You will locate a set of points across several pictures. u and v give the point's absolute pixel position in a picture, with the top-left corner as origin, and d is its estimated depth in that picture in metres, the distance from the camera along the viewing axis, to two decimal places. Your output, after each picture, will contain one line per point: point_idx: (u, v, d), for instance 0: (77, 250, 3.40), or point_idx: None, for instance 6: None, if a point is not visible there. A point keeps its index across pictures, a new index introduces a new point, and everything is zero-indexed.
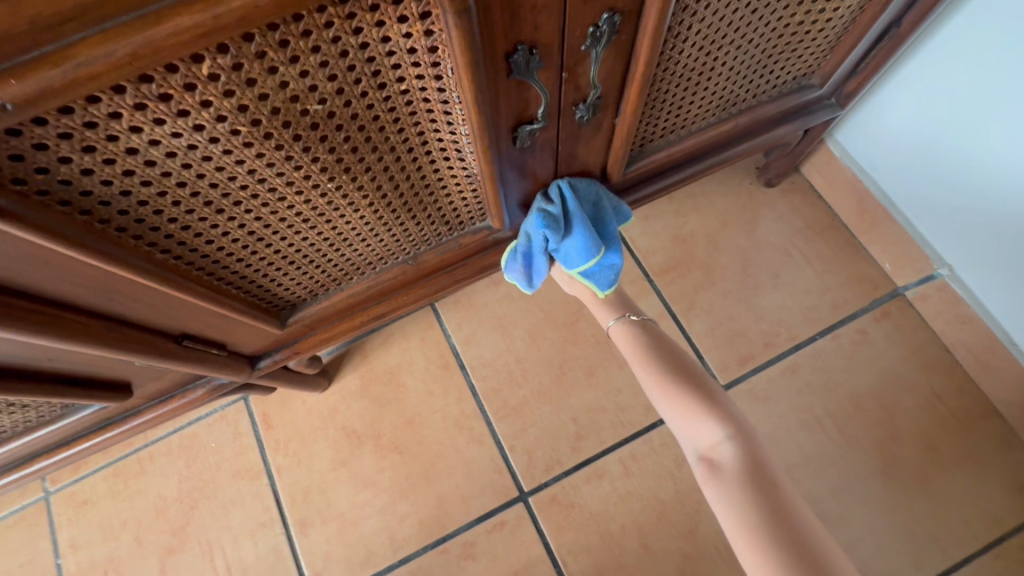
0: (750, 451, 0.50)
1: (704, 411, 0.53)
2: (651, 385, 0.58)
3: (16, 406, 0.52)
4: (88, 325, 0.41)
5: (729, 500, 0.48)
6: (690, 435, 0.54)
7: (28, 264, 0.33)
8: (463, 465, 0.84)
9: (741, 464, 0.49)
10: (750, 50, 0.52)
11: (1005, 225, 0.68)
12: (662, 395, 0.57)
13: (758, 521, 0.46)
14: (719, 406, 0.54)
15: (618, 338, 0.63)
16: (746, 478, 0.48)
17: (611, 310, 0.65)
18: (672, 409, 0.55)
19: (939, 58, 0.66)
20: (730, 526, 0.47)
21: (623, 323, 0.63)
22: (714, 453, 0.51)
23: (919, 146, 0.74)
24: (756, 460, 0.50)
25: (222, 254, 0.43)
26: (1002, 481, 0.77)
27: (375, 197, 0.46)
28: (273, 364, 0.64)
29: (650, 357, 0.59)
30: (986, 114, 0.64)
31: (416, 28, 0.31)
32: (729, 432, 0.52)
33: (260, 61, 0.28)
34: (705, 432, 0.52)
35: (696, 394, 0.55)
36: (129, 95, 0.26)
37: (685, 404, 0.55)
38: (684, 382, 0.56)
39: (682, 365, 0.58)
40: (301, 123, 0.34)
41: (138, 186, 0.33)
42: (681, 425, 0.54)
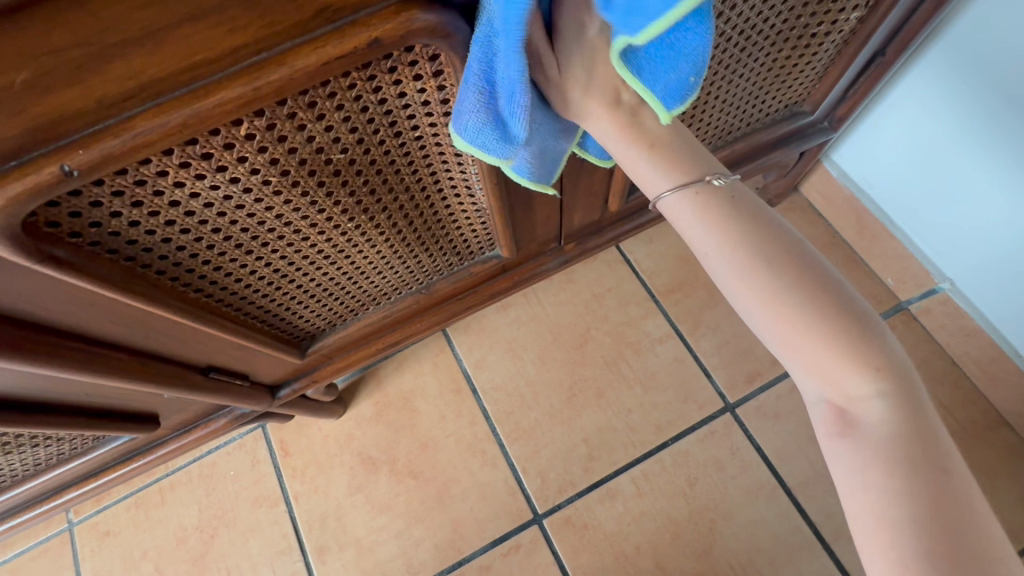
0: (905, 407, 0.33)
1: (847, 349, 0.33)
2: (760, 309, 0.35)
3: (51, 439, 0.54)
4: (126, 361, 0.44)
5: (872, 484, 0.32)
6: (814, 382, 0.34)
7: (76, 304, 0.37)
8: (477, 488, 0.85)
9: (896, 433, 0.32)
10: (742, 83, 0.55)
11: (1013, 238, 0.69)
12: (775, 326, 0.34)
13: (912, 519, 0.31)
14: (868, 337, 0.33)
15: (692, 228, 0.37)
16: (900, 455, 0.32)
17: (662, 168, 0.38)
18: (792, 349, 0.34)
19: (949, 58, 0.65)
20: (865, 518, 0.32)
21: (703, 199, 0.37)
22: (853, 408, 0.33)
23: (920, 159, 0.74)
24: (916, 425, 0.32)
25: (248, 290, 0.46)
26: (1017, 493, 0.77)
27: (391, 233, 0.49)
28: (292, 393, 0.67)
29: (758, 261, 0.35)
30: (994, 121, 0.63)
31: (429, 84, 0.34)
32: (882, 384, 0.33)
33: (290, 121, 0.31)
34: (841, 381, 0.33)
35: (835, 322, 0.33)
36: (176, 156, 0.29)
37: (820, 345, 0.33)
38: (817, 298, 0.33)
39: (815, 278, 0.34)
40: (325, 171, 0.37)
41: (178, 233, 0.35)
42: (803, 368, 0.34)
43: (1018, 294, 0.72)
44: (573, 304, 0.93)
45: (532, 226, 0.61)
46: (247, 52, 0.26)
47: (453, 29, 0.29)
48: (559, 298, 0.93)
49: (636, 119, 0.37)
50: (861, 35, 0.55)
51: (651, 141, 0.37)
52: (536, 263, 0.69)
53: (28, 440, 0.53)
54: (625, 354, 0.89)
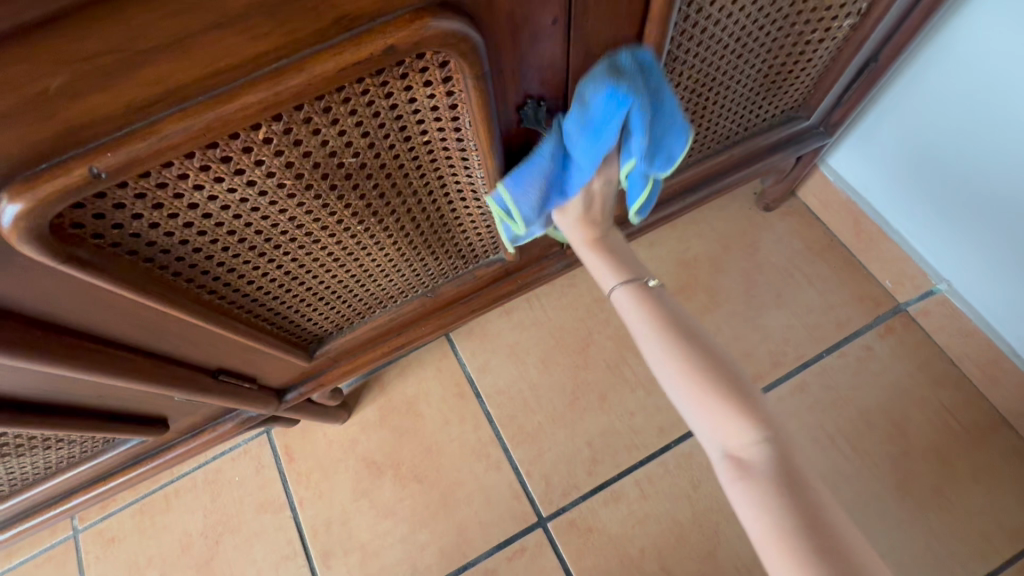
0: (781, 447, 0.40)
1: (729, 399, 0.41)
2: (673, 369, 0.44)
3: (61, 441, 0.55)
4: (140, 362, 0.45)
5: (765, 513, 0.38)
6: (712, 430, 0.42)
7: (94, 306, 0.38)
8: (481, 491, 0.85)
9: (776, 469, 0.39)
10: (739, 89, 0.57)
11: (1008, 239, 0.70)
12: (681, 383, 0.43)
13: (799, 539, 0.36)
14: (745, 393, 0.42)
15: (628, 310, 0.48)
16: (783, 486, 0.38)
17: (614, 270, 0.50)
18: (696, 401, 0.42)
19: (943, 63, 0.66)
20: (763, 544, 0.37)
21: (636, 288, 0.48)
22: (743, 450, 0.40)
23: (916, 162, 0.76)
24: (794, 464, 0.39)
25: (260, 292, 0.47)
26: (1018, 492, 0.78)
27: (399, 236, 0.50)
28: (299, 397, 0.67)
29: (667, 334, 0.46)
30: (986, 124, 0.65)
31: (439, 90, 0.36)
32: (763, 430, 0.40)
33: (306, 126, 0.33)
34: (734, 427, 0.41)
35: (718, 380, 0.43)
36: (197, 159, 0.31)
37: (714, 397, 0.42)
38: (706, 361, 0.43)
39: (706, 349, 0.44)
40: (337, 174, 0.38)
41: (195, 235, 0.36)
42: (702, 419, 0.42)
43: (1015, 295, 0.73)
44: (575, 308, 0.93)
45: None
46: (269, 59, 0.27)
47: (463, 35, 0.30)
48: (561, 302, 0.94)
49: (602, 237, 0.51)
50: (853, 42, 0.57)
51: (604, 252, 0.51)
52: (540, 267, 0.70)
53: (40, 443, 0.53)
54: (627, 356, 0.90)
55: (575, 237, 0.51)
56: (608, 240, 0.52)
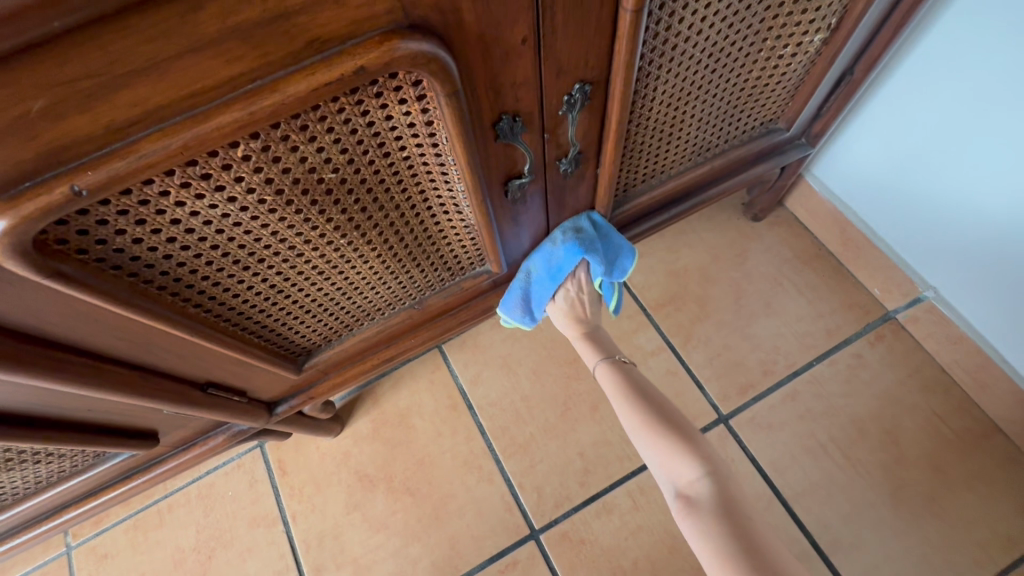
0: (721, 486, 0.52)
1: (680, 449, 0.55)
2: (638, 429, 0.59)
3: (53, 455, 0.56)
4: (128, 376, 0.46)
5: (702, 530, 0.49)
6: (668, 472, 0.55)
7: (81, 320, 0.39)
8: (473, 504, 0.85)
9: (715, 500, 0.50)
10: (715, 102, 0.58)
11: (992, 244, 0.70)
12: (644, 438, 0.58)
13: (729, 552, 0.47)
14: (695, 446, 0.56)
15: (608, 383, 0.66)
16: (717, 510, 0.50)
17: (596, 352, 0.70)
18: (654, 451, 0.57)
19: (924, 72, 0.67)
20: (702, 555, 0.48)
21: (612, 366, 0.67)
22: (691, 487, 0.52)
23: (900, 170, 0.76)
24: (729, 497, 0.51)
25: (246, 305, 0.48)
26: (1013, 500, 0.77)
27: (383, 250, 0.51)
28: (289, 410, 0.68)
29: (636, 402, 0.62)
30: (968, 131, 0.66)
31: (414, 107, 0.37)
32: (706, 471, 0.53)
33: (283, 143, 0.34)
34: (683, 469, 0.54)
35: (674, 437, 0.57)
36: (177, 176, 0.32)
37: (667, 446, 0.56)
38: (666, 424, 0.58)
39: (663, 413, 0.60)
40: (317, 190, 0.39)
41: (178, 250, 0.37)
42: (660, 465, 0.56)
43: (1003, 299, 0.73)
44: None
45: (521, 244, 0.63)
46: (244, 80, 0.29)
47: (433, 55, 0.32)
48: None
49: (588, 328, 0.71)
50: (826, 55, 0.59)
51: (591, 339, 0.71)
52: None
53: (31, 457, 0.54)
54: None
55: (567, 330, 0.72)
56: (595, 332, 0.72)
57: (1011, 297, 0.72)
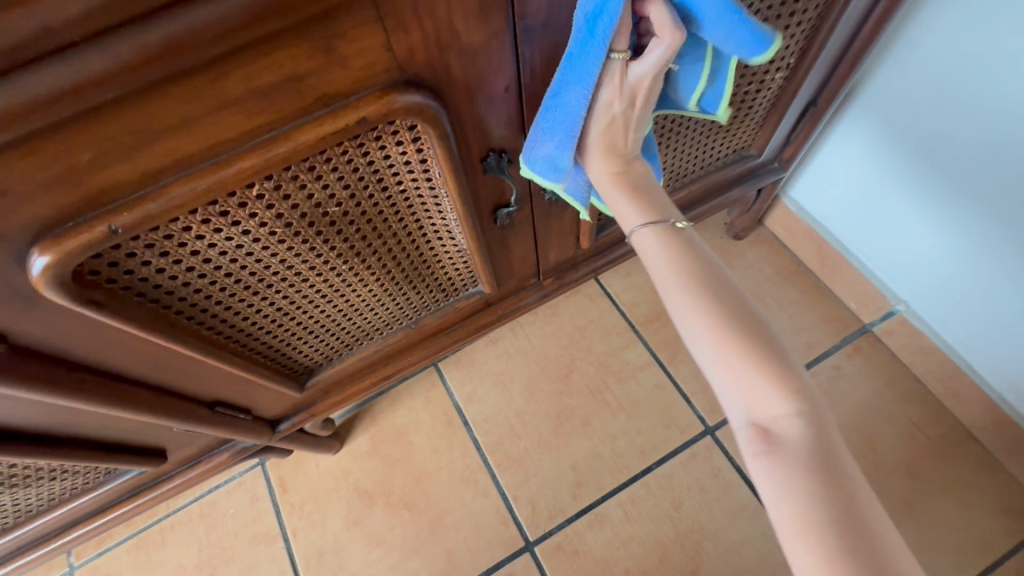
0: (816, 426, 0.37)
1: (767, 370, 0.38)
2: (706, 332, 0.40)
3: (67, 471, 0.59)
4: (143, 396, 0.49)
5: (791, 489, 0.35)
6: (740, 399, 0.39)
7: (104, 343, 0.42)
8: (470, 517, 0.87)
9: (808, 448, 0.36)
10: (689, 133, 0.63)
11: (975, 251, 0.71)
12: (712, 343, 0.39)
13: (831, 532, 0.33)
14: (783, 366, 0.39)
15: (656, 257, 0.43)
16: (813, 464, 0.36)
17: (639, 208, 0.44)
18: (730, 367, 0.38)
19: (920, 63, 0.66)
20: (783, 517, 0.35)
21: (664, 232, 0.44)
22: (774, 425, 0.37)
23: (879, 183, 0.79)
24: (823, 437, 0.37)
25: (254, 326, 0.51)
26: (987, 504, 0.81)
27: (381, 273, 0.55)
28: (291, 427, 0.71)
29: (698, 288, 0.41)
30: (967, 119, 0.64)
31: (410, 147, 0.41)
32: (796, 406, 0.37)
33: (293, 182, 0.38)
34: (767, 402, 0.37)
35: (757, 349, 0.39)
36: (199, 214, 0.36)
37: (748, 363, 0.38)
38: (741, 324, 0.39)
39: (742, 312, 0.40)
40: (322, 221, 0.43)
41: (196, 278, 0.41)
42: (731, 383, 0.39)
43: (978, 309, 0.75)
44: (558, 336, 0.98)
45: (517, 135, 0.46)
46: (261, 131, 0.33)
47: (426, 105, 0.36)
48: (544, 331, 0.99)
49: (626, 169, 0.45)
50: (789, 89, 0.64)
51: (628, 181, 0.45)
52: (517, 298, 0.75)
53: (46, 473, 0.57)
54: (609, 382, 0.94)
55: (597, 170, 0.45)
56: (634, 174, 0.46)
57: (984, 308, 0.74)
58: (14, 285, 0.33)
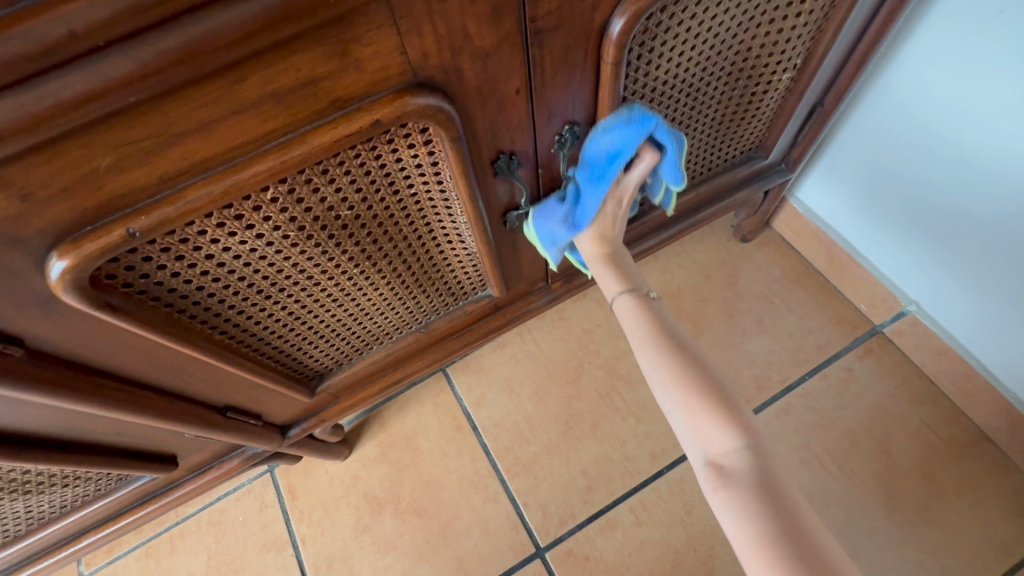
0: (764, 460, 0.41)
1: (717, 410, 0.42)
2: (664, 378, 0.45)
3: (79, 478, 0.59)
4: (156, 401, 0.49)
5: (742, 515, 0.38)
6: (696, 439, 0.43)
7: (119, 348, 0.42)
8: (480, 523, 0.87)
9: (758, 478, 0.39)
10: (696, 136, 0.63)
11: (995, 245, 0.69)
12: (670, 389, 0.45)
13: (784, 554, 0.36)
14: (733, 407, 0.43)
15: (631, 318, 0.49)
16: (762, 493, 0.39)
17: (619, 281, 0.51)
18: (684, 407, 0.43)
19: (916, 69, 0.67)
20: (743, 547, 0.38)
21: (637, 298, 0.50)
22: (726, 460, 0.41)
23: (892, 182, 0.78)
24: (772, 471, 0.40)
25: (266, 331, 0.52)
26: (1004, 507, 0.79)
27: (392, 277, 0.55)
28: (301, 433, 0.71)
29: (658, 342, 0.47)
30: (969, 120, 0.64)
31: (422, 151, 0.41)
32: (745, 441, 0.41)
33: (307, 185, 0.38)
34: (718, 438, 0.41)
35: (707, 392, 0.43)
36: (215, 218, 0.36)
37: (699, 406, 0.43)
38: (693, 370, 0.45)
39: (694, 359, 0.45)
40: (334, 225, 0.43)
41: (210, 282, 0.42)
42: (687, 424, 0.43)
43: (1000, 307, 0.73)
44: (566, 340, 0.98)
45: (528, 145, 0.47)
46: (276, 135, 0.33)
47: (439, 108, 0.36)
48: (552, 335, 0.98)
49: (613, 253, 0.53)
50: (796, 90, 0.64)
51: (613, 264, 0.52)
52: (526, 301, 0.75)
53: (59, 480, 0.57)
54: (618, 386, 0.93)
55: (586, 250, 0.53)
56: (619, 257, 0.53)
57: (1005, 305, 0.72)
58: (32, 289, 0.33)
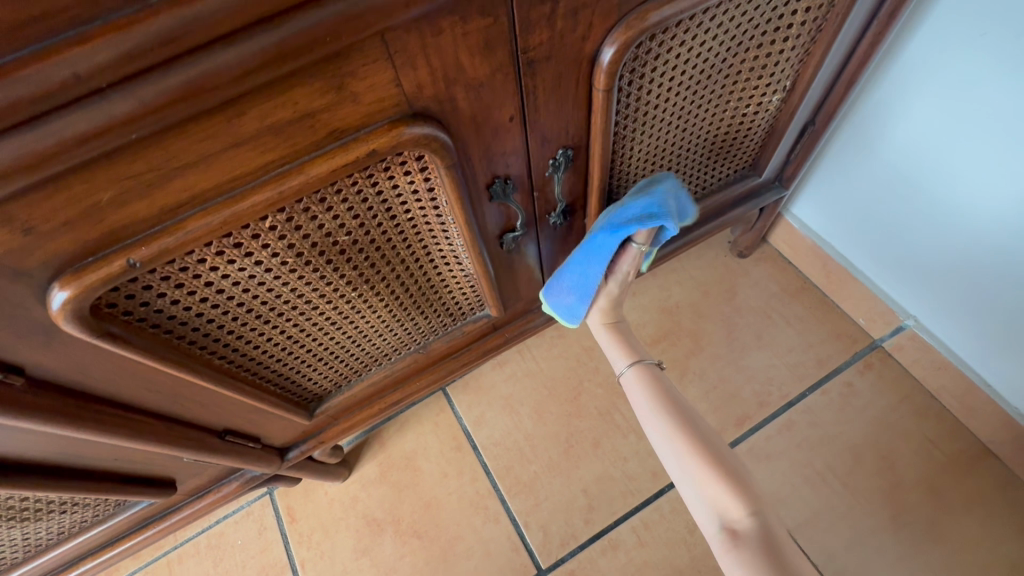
0: (768, 524, 0.46)
1: (724, 478, 0.48)
2: (677, 451, 0.51)
3: (77, 504, 0.58)
4: (155, 426, 0.49)
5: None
6: (708, 504, 0.48)
7: (119, 375, 0.43)
8: (481, 545, 0.86)
9: (764, 540, 0.45)
10: (689, 157, 0.64)
11: (980, 261, 0.71)
12: (682, 458, 0.51)
13: None
14: (739, 477, 0.49)
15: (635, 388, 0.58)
16: (768, 554, 0.44)
17: (624, 352, 0.61)
18: (698, 479, 0.49)
19: (903, 88, 0.69)
20: None
21: (643, 371, 0.59)
22: (737, 524, 0.46)
23: (889, 193, 0.78)
24: (777, 535, 0.45)
25: (265, 355, 0.52)
26: (1011, 523, 0.79)
27: (390, 299, 0.55)
28: (300, 455, 0.70)
29: (667, 415, 0.54)
30: (956, 139, 0.66)
31: (418, 177, 0.42)
32: (751, 507, 0.47)
33: (305, 213, 0.39)
34: (727, 504, 0.47)
35: (715, 461, 0.50)
36: (213, 246, 0.37)
37: (709, 473, 0.49)
38: (701, 442, 0.51)
39: (704, 433, 0.52)
40: (332, 250, 0.44)
41: (209, 308, 0.42)
42: (699, 490, 0.49)
43: (996, 318, 0.73)
44: (565, 358, 0.98)
45: (522, 171, 0.48)
46: (274, 166, 0.34)
47: (433, 137, 0.37)
48: (551, 353, 0.98)
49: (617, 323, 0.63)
50: (787, 111, 0.65)
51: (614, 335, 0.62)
52: (525, 320, 0.75)
53: (57, 506, 0.57)
54: (617, 404, 0.93)
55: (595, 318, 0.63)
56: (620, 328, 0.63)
57: (1002, 316, 0.72)
58: (33, 319, 0.34)
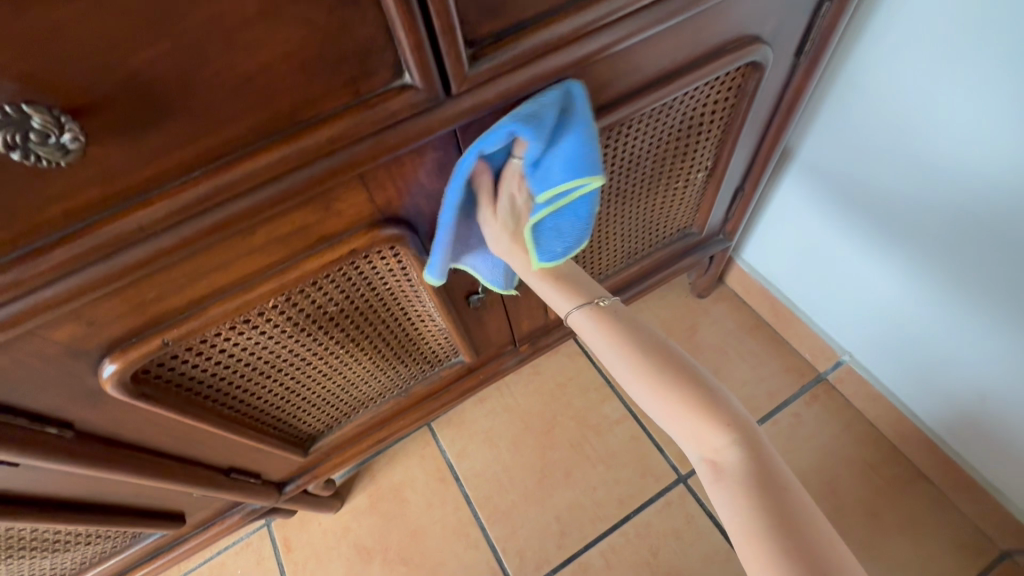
0: (750, 449, 0.42)
1: (703, 411, 0.44)
2: (646, 390, 0.46)
3: (99, 536, 0.67)
4: (172, 466, 0.58)
5: (736, 508, 0.41)
6: (688, 439, 0.44)
7: (146, 426, 0.52)
8: (462, 570, 0.93)
9: (746, 468, 0.42)
10: (632, 223, 0.74)
11: (985, 241, 0.63)
12: (654, 395, 0.46)
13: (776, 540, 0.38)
14: (717, 404, 0.44)
15: (591, 332, 0.51)
16: (750, 484, 0.41)
17: (568, 295, 0.52)
18: (673, 415, 0.45)
19: (868, 65, 0.65)
20: (741, 541, 0.40)
21: (591, 310, 0.51)
22: (718, 456, 0.43)
23: (869, 177, 0.72)
24: (761, 460, 0.42)
25: (264, 402, 0.61)
26: (941, 540, 0.87)
27: (373, 351, 0.65)
28: (296, 488, 0.79)
29: (633, 354, 0.48)
30: (927, 110, 0.61)
31: (392, 260, 0.52)
32: (732, 434, 0.43)
33: (301, 294, 0.49)
34: (706, 436, 0.43)
35: (691, 393, 0.45)
36: (228, 323, 0.46)
37: (684, 408, 0.44)
38: (674, 374, 0.46)
39: (675, 365, 0.46)
40: (322, 318, 0.54)
41: (221, 368, 0.51)
42: (679, 426, 0.45)
43: (1001, 302, 0.65)
44: (540, 394, 1.06)
45: None
46: (276, 265, 0.44)
47: (401, 235, 0.47)
48: (527, 389, 1.07)
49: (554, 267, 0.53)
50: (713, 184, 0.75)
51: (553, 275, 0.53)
52: (497, 362, 0.84)
53: (82, 538, 0.65)
54: (588, 435, 1.01)
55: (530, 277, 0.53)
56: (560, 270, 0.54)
57: (1012, 307, 0.65)
58: (87, 386, 0.43)
